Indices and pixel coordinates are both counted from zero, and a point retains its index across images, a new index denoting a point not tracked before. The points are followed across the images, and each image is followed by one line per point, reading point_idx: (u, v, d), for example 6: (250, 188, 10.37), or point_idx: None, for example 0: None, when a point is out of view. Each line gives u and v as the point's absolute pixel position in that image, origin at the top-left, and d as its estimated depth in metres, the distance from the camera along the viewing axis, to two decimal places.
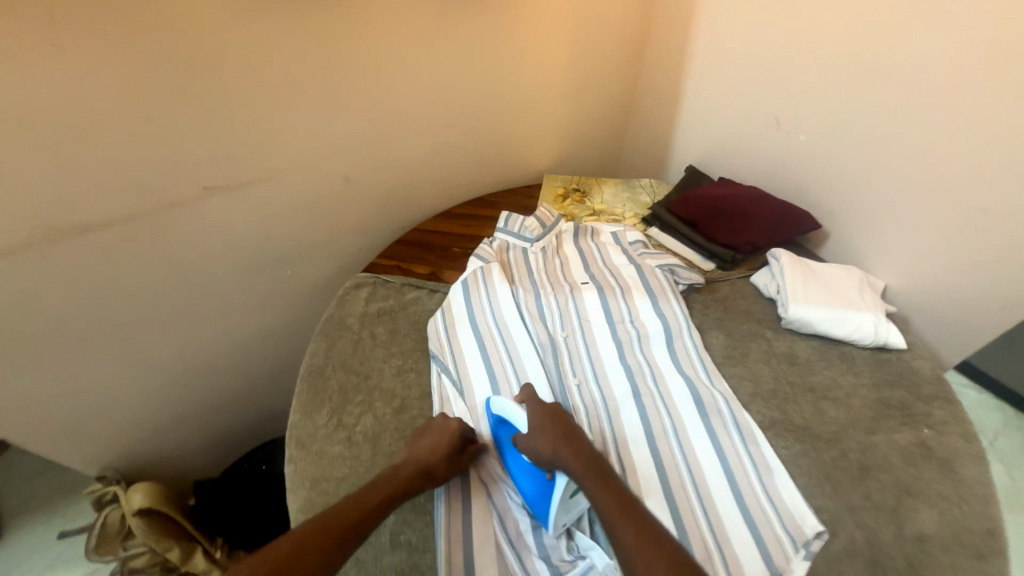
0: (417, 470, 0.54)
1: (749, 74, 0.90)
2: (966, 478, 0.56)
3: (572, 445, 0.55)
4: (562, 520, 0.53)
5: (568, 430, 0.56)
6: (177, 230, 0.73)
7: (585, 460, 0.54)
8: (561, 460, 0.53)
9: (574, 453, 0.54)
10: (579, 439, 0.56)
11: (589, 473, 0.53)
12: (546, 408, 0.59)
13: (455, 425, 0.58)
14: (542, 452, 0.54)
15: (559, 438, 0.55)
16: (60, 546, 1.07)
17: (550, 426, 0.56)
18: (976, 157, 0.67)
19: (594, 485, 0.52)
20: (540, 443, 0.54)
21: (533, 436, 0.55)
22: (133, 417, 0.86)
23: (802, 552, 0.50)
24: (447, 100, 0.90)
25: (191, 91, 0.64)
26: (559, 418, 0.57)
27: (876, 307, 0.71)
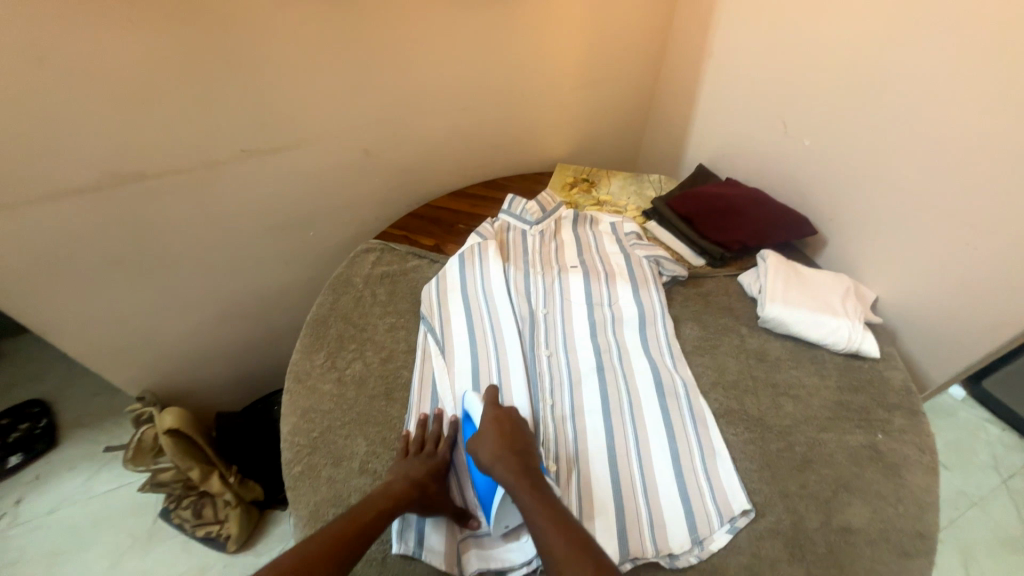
0: (409, 485, 0.55)
1: (763, 77, 0.90)
2: (910, 484, 0.58)
3: (512, 457, 0.55)
4: (505, 520, 0.56)
5: (510, 440, 0.57)
6: (216, 186, 0.83)
7: (520, 471, 0.54)
8: (496, 473, 0.54)
9: (510, 464, 0.54)
10: (521, 450, 0.57)
11: (524, 485, 0.53)
12: (495, 415, 0.60)
13: (442, 458, 0.60)
14: (482, 463, 0.55)
15: (499, 449, 0.56)
16: (106, 456, 1.23)
17: (492, 436, 0.57)
18: (975, 174, 0.65)
19: (528, 499, 0.52)
20: (480, 450, 0.56)
21: (476, 444, 0.57)
22: (170, 349, 0.99)
23: (726, 526, 0.54)
24: (466, 84, 0.95)
25: (231, 64, 0.73)
26: (503, 427, 0.58)
27: (856, 315, 0.72)
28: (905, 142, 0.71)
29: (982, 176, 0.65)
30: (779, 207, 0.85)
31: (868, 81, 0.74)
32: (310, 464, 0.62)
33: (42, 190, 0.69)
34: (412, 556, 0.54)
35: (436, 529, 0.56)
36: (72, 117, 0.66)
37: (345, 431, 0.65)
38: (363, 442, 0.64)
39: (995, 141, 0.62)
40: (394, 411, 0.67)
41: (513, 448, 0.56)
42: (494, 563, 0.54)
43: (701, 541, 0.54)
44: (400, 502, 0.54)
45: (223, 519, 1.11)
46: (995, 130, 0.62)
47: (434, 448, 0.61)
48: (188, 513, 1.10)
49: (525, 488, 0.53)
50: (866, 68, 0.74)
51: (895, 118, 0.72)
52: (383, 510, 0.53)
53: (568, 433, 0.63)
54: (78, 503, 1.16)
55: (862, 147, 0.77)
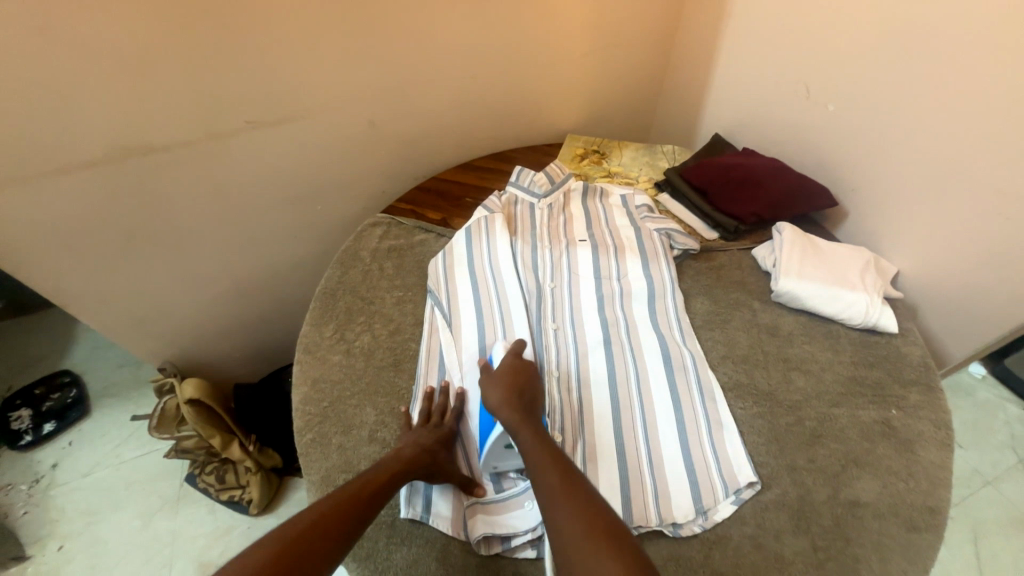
0: (418, 450, 0.56)
1: (786, 38, 0.85)
2: (922, 459, 0.56)
3: (517, 402, 0.56)
4: (496, 463, 0.58)
5: (518, 386, 0.58)
6: (223, 159, 0.83)
7: (524, 414, 0.55)
8: (501, 414, 0.55)
9: (516, 407, 0.56)
10: (527, 399, 0.58)
11: (526, 427, 0.54)
12: (508, 363, 0.61)
13: (448, 429, 0.61)
14: (488, 406, 0.57)
15: (506, 394, 0.57)
16: (133, 424, 1.29)
17: (502, 382, 0.58)
18: (1012, 138, 0.61)
19: (529, 440, 0.53)
20: (490, 392, 0.57)
21: (486, 387, 0.58)
22: (186, 322, 1.01)
23: (731, 497, 0.54)
24: (472, 52, 0.92)
25: (232, 33, 0.72)
26: (512, 374, 0.60)
27: (875, 290, 0.69)
28: (938, 106, 0.67)
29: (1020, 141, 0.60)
30: (798, 176, 0.82)
31: (900, 40, 0.69)
32: (320, 432, 0.64)
33: (53, 163, 0.70)
34: (420, 520, 0.56)
35: (443, 495, 0.58)
36: (77, 89, 0.66)
37: (355, 400, 0.66)
38: (372, 411, 0.65)
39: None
40: (403, 381, 0.68)
41: (519, 395, 0.57)
42: (500, 529, 0.54)
43: (705, 511, 0.54)
44: (411, 465, 0.55)
45: (244, 484, 1.16)
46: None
47: (438, 420, 0.62)
48: (212, 478, 1.15)
49: (527, 430, 0.54)
50: (899, 25, 0.69)
51: (928, 79, 0.67)
52: (396, 474, 0.54)
53: (574, 405, 0.63)
54: (109, 467, 1.22)
55: (890, 112, 0.73)
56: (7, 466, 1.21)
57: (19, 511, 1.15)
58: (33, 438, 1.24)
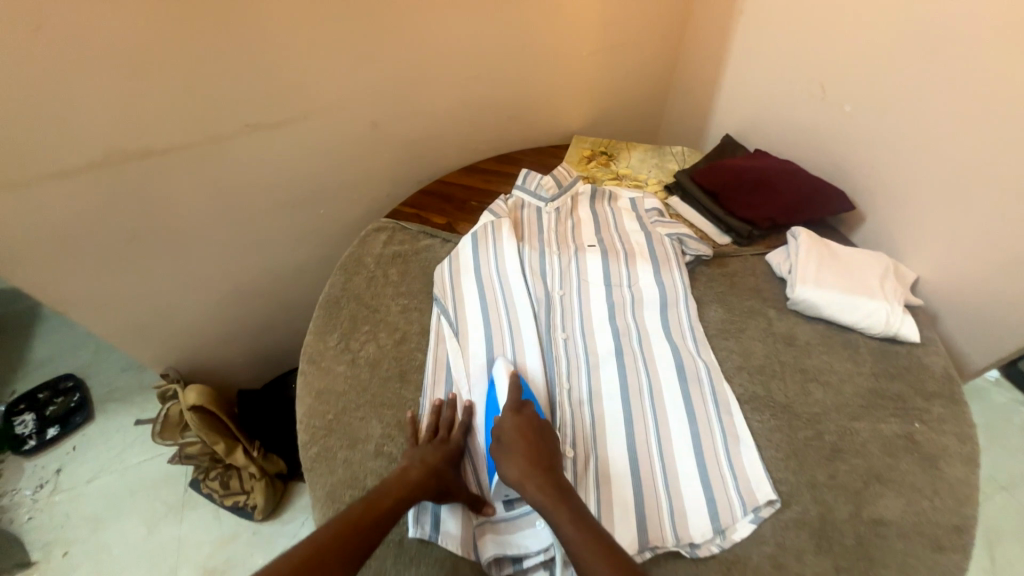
0: (424, 471, 0.55)
1: (800, 35, 0.83)
2: (948, 476, 0.55)
3: (538, 476, 0.52)
4: (506, 489, 0.57)
5: (538, 453, 0.54)
6: (224, 162, 0.81)
7: (552, 491, 0.51)
8: (527, 491, 0.51)
9: (542, 485, 0.51)
10: (548, 466, 0.53)
11: (557, 506, 0.50)
12: (517, 425, 0.55)
13: (456, 443, 0.60)
14: (509, 481, 0.52)
15: (525, 465, 0.52)
16: (137, 429, 1.28)
17: (521, 451, 0.53)
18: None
19: (565, 523, 0.49)
20: (509, 467, 0.52)
21: (503, 460, 0.53)
22: (188, 328, 1.00)
23: (749, 515, 0.53)
24: (476, 51, 0.90)
25: (230, 32, 0.70)
26: (530, 439, 0.54)
27: (894, 297, 0.67)
28: (959, 104, 0.65)
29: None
30: (813, 179, 0.79)
31: (921, 36, 0.67)
32: (325, 446, 0.62)
33: (50, 169, 0.68)
34: (429, 540, 0.55)
35: (452, 513, 0.56)
36: (73, 91, 0.64)
37: (360, 413, 0.65)
38: (378, 425, 0.64)
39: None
40: (408, 393, 0.66)
41: (538, 463, 0.53)
42: (511, 550, 0.53)
43: (722, 530, 0.52)
44: (416, 488, 0.54)
45: (248, 490, 1.14)
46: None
47: (446, 433, 0.60)
48: (217, 483, 1.14)
49: (560, 512, 0.50)
50: (920, 20, 0.66)
51: (950, 77, 0.65)
52: (400, 498, 0.53)
53: (585, 419, 0.61)
54: (113, 472, 1.22)
55: (909, 111, 0.70)
56: (12, 471, 1.20)
57: (24, 517, 1.14)
58: (37, 442, 1.23)
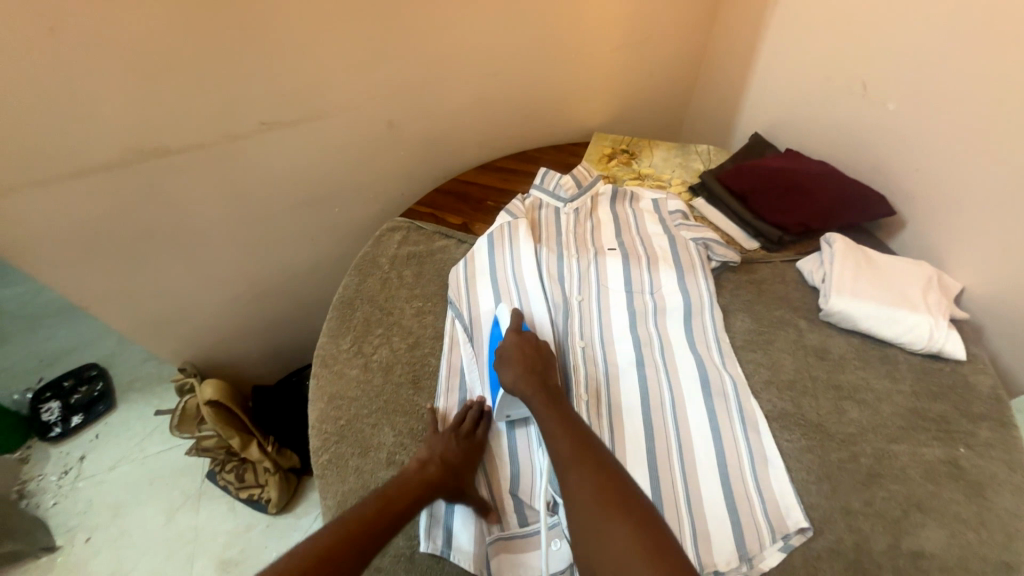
0: (443, 469, 0.54)
1: (840, 28, 0.77)
2: (994, 506, 0.51)
3: (531, 376, 0.56)
4: (509, 410, 0.59)
5: (533, 362, 0.58)
6: (239, 161, 0.80)
7: (541, 390, 0.55)
8: (518, 391, 0.55)
9: (532, 383, 0.55)
10: (542, 372, 0.57)
11: (545, 403, 0.54)
12: (516, 341, 0.60)
13: (479, 440, 0.59)
14: (504, 384, 0.56)
15: (521, 371, 0.56)
16: (156, 420, 1.30)
17: (518, 359, 0.58)
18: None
19: (549, 418, 0.53)
20: (505, 369, 0.57)
21: (501, 365, 0.58)
22: (204, 325, 1.00)
23: (779, 543, 0.50)
24: (495, 46, 0.87)
25: (245, 28, 0.68)
26: (526, 351, 0.59)
27: (939, 311, 0.63)
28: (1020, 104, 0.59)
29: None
30: (851, 182, 0.75)
31: (977, 30, 0.61)
32: (337, 453, 0.61)
33: (68, 167, 0.67)
34: (441, 556, 0.53)
35: (465, 528, 0.54)
36: (90, 89, 0.63)
37: (372, 420, 0.64)
38: (391, 432, 0.62)
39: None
40: (422, 400, 0.65)
41: (533, 369, 0.57)
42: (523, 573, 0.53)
43: (750, 558, 0.49)
44: (433, 487, 0.53)
45: (263, 483, 1.15)
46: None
47: (469, 429, 0.60)
48: (232, 476, 1.15)
49: (546, 406, 0.53)
50: (976, 13, 0.61)
51: (1007, 76, 0.60)
52: (413, 498, 0.52)
53: (605, 433, 0.58)
54: (134, 461, 1.24)
55: (962, 111, 0.65)
56: (38, 457, 1.24)
57: (49, 502, 1.17)
58: (62, 430, 1.26)
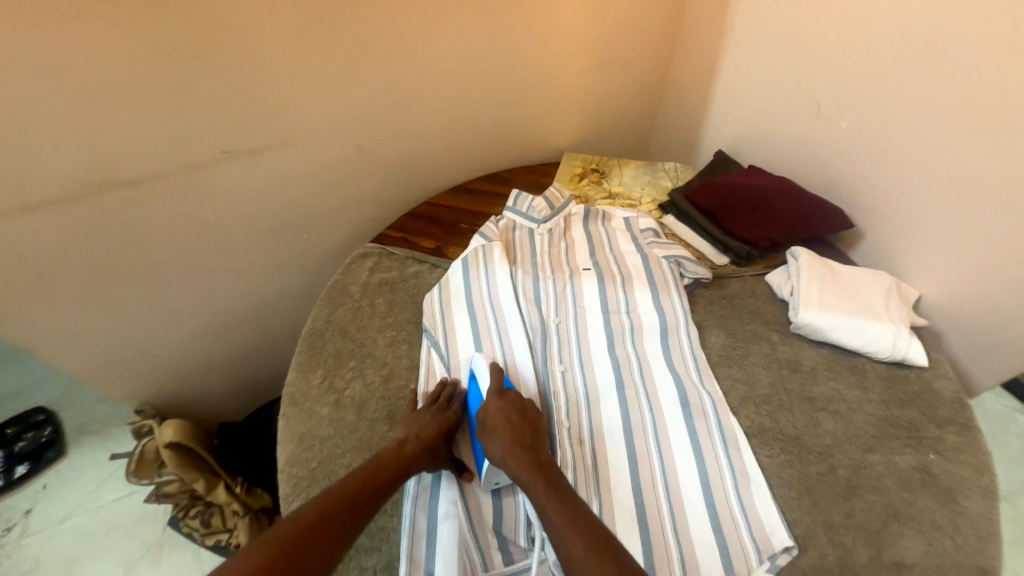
0: (421, 446, 0.55)
1: (794, 51, 0.82)
2: (967, 511, 0.52)
3: (522, 453, 0.53)
4: (496, 477, 0.56)
5: (522, 434, 0.55)
6: (200, 190, 0.77)
7: (533, 469, 0.52)
8: (508, 469, 0.52)
9: (523, 460, 0.52)
10: (533, 445, 0.54)
11: (537, 483, 0.51)
12: (500, 406, 0.57)
13: (454, 415, 0.61)
14: (493, 459, 0.53)
15: (510, 444, 0.53)
16: (111, 465, 1.21)
17: (505, 430, 0.55)
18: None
19: (544, 498, 0.50)
20: (492, 444, 0.54)
21: (487, 437, 0.55)
22: (165, 363, 0.94)
23: (766, 564, 0.49)
24: (464, 70, 0.88)
25: (206, 54, 0.66)
26: (513, 420, 0.56)
27: (900, 319, 0.65)
28: (965, 119, 0.63)
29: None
30: (811, 196, 0.78)
31: (915, 54, 0.66)
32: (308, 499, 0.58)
33: (9, 202, 0.63)
34: None
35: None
36: (35, 119, 0.59)
37: (346, 460, 0.60)
38: None
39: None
40: None
41: (522, 441, 0.54)
42: None
43: None
44: (412, 461, 0.54)
45: (231, 527, 1.07)
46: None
47: (445, 407, 0.61)
48: (196, 522, 1.07)
49: (539, 486, 0.51)
50: (913, 39, 0.66)
51: (945, 96, 0.64)
52: (396, 473, 0.53)
53: (588, 461, 0.57)
54: (86, 512, 1.14)
55: (911, 127, 0.68)
56: None
57: None
58: (4, 482, 1.15)
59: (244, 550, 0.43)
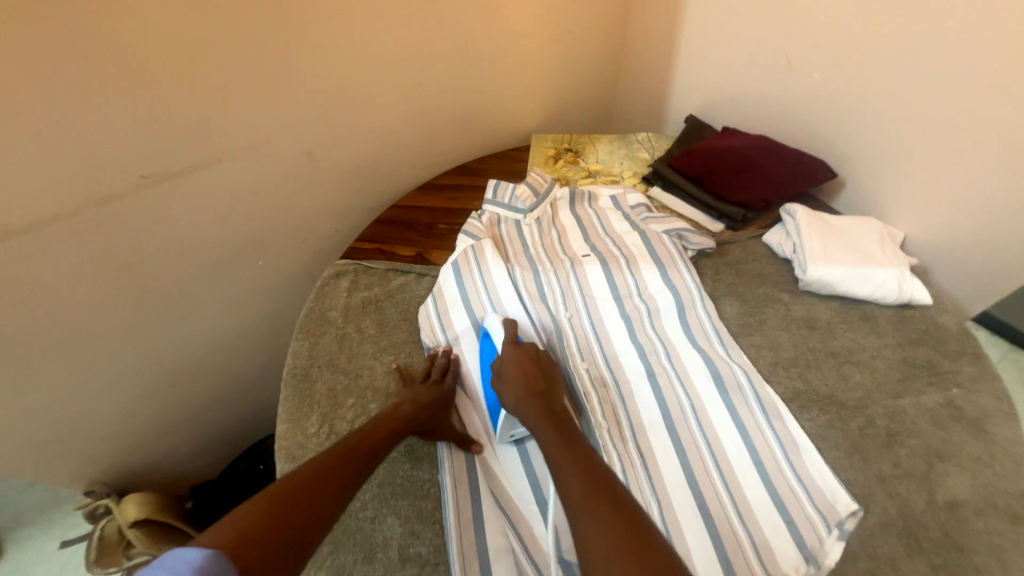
0: (417, 407, 0.54)
1: (756, 6, 0.80)
2: (998, 438, 0.53)
3: (535, 400, 0.52)
4: (511, 430, 0.55)
5: (533, 382, 0.54)
6: (122, 227, 0.64)
7: (543, 413, 0.51)
8: (520, 414, 0.51)
9: (535, 405, 0.51)
10: (546, 392, 0.53)
11: (545, 426, 0.49)
12: (516, 357, 0.57)
13: (448, 387, 0.60)
14: (506, 406, 0.53)
15: (524, 392, 0.52)
16: (63, 555, 1.02)
17: (518, 376, 0.54)
18: None
19: (550, 442, 0.48)
20: (506, 390, 0.53)
21: (502, 386, 0.54)
22: (112, 433, 0.80)
23: (835, 532, 0.47)
24: (416, 54, 0.79)
25: (101, 61, 0.53)
26: (525, 368, 0.55)
27: (899, 261, 0.67)
28: (936, 58, 0.63)
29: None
30: (794, 151, 0.77)
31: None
32: (335, 566, 0.49)
33: None
34: None
35: None
36: None
37: (369, 513, 0.52)
38: (395, 522, 0.51)
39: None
40: (423, 473, 0.55)
41: (536, 390, 0.53)
42: None
43: (813, 556, 0.46)
44: (410, 419, 0.53)
45: None
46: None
47: (439, 378, 0.60)
48: None
49: (547, 429, 0.49)
50: None
51: (913, 36, 0.64)
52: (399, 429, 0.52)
53: (633, 456, 0.54)
54: None
55: (883, 71, 0.69)
56: None
57: None
58: None
59: (241, 508, 0.39)
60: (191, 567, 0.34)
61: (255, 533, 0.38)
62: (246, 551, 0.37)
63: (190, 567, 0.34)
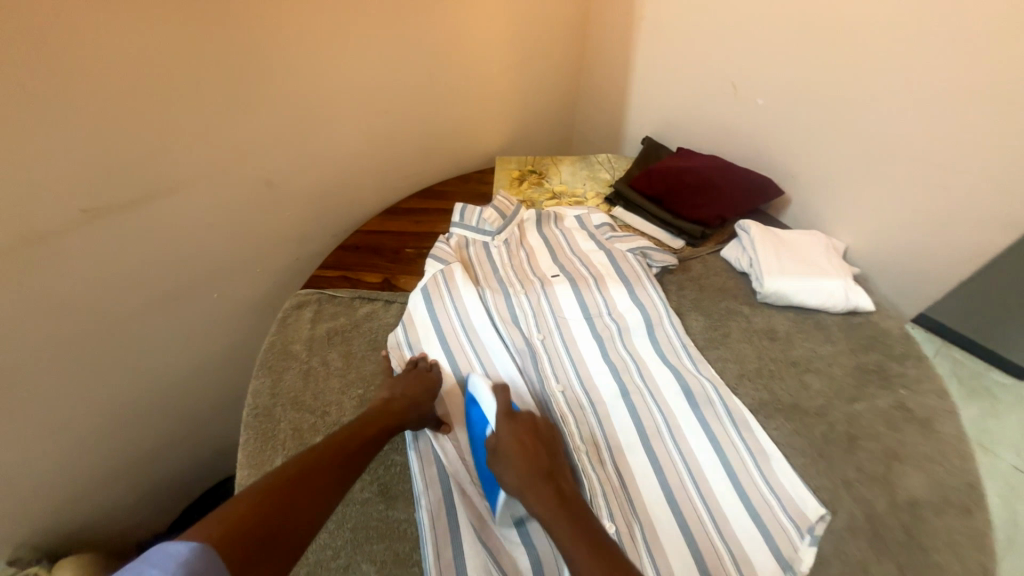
0: (408, 403, 0.55)
1: (701, 37, 0.86)
2: (945, 435, 0.57)
3: (543, 483, 0.46)
4: (512, 510, 0.50)
5: (538, 460, 0.48)
6: (56, 266, 0.58)
7: (553, 500, 0.45)
8: (527, 501, 0.46)
9: (541, 490, 0.46)
10: (550, 471, 0.48)
11: (557, 515, 0.44)
12: (513, 431, 0.50)
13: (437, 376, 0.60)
14: (508, 491, 0.47)
15: (526, 473, 0.47)
16: None
17: (518, 454, 0.48)
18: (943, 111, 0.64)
19: (565, 536, 0.43)
20: (506, 472, 0.47)
21: (498, 465, 0.48)
22: (44, 495, 0.71)
23: (808, 538, 0.49)
24: (378, 80, 0.78)
25: (33, 89, 0.49)
26: (527, 445, 0.49)
27: (843, 272, 0.71)
28: (864, 88, 0.69)
29: (953, 114, 0.63)
30: (744, 172, 0.82)
31: (811, 32, 0.72)
32: None
33: None
34: None
35: None
36: None
37: (342, 561, 0.49)
38: (371, 568, 0.49)
39: (960, 75, 0.61)
40: (398, 513, 0.53)
41: (542, 471, 0.48)
42: None
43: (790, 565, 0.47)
44: (400, 416, 0.54)
45: None
46: (963, 61, 0.60)
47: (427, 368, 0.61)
48: None
49: (560, 520, 0.44)
50: (808, 20, 0.72)
51: (842, 68, 0.71)
52: (384, 426, 0.52)
53: (613, 478, 0.54)
54: None
55: (819, 98, 0.75)
56: None
57: None
58: None
59: (228, 504, 0.39)
60: (178, 561, 0.34)
61: (246, 524, 0.38)
62: (238, 539, 0.37)
63: (176, 559, 0.34)
